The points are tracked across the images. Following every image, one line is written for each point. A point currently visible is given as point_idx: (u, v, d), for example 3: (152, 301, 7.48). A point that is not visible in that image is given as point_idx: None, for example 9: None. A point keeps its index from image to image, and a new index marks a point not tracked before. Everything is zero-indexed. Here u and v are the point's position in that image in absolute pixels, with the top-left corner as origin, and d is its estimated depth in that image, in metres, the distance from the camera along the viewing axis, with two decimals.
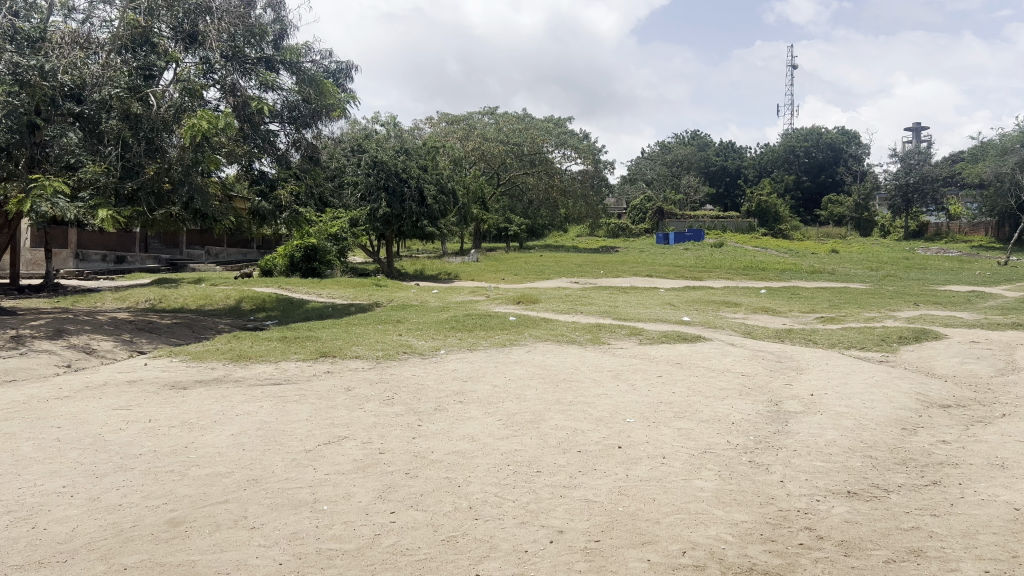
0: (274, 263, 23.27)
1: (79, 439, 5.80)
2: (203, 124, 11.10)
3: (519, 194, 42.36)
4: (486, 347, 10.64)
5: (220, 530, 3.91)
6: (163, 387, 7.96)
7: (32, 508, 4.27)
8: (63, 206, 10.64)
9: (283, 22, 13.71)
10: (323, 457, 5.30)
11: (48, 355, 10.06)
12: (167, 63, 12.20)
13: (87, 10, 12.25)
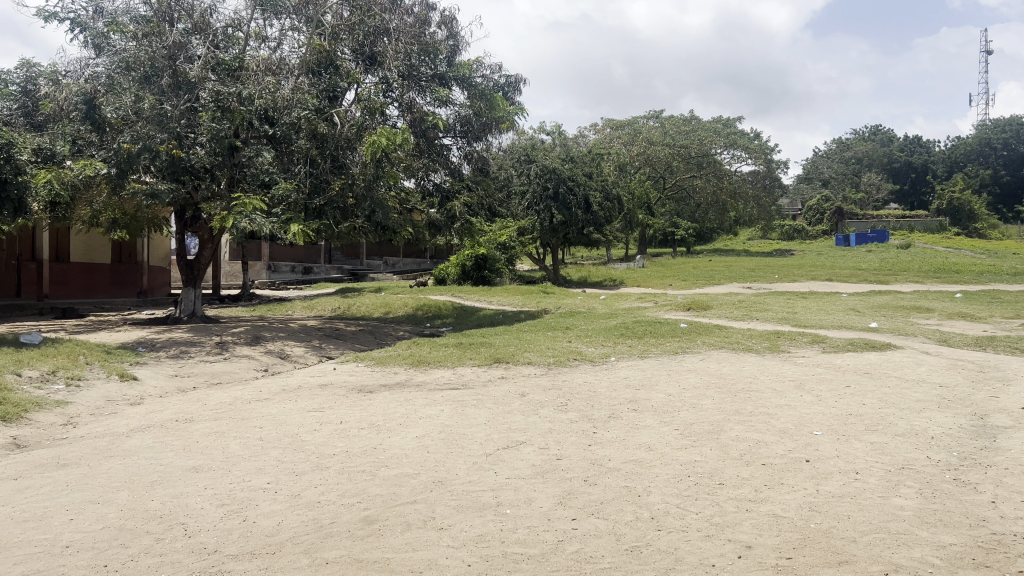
0: (447, 273, 24.18)
1: (279, 438, 6.23)
2: (383, 140, 11.70)
3: (686, 198, 41.63)
4: (658, 355, 10.51)
5: (411, 529, 4.07)
6: (351, 391, 8.41)
7: (243, 502, 4.62)
8: (259, 222, 11.44)
9: (456, 38, 14.23)
10: (503, 461, 5.41)
11: (248, 360, 10.89)
12: (349, 84, 13.00)
13: (278, 38, 13.17)
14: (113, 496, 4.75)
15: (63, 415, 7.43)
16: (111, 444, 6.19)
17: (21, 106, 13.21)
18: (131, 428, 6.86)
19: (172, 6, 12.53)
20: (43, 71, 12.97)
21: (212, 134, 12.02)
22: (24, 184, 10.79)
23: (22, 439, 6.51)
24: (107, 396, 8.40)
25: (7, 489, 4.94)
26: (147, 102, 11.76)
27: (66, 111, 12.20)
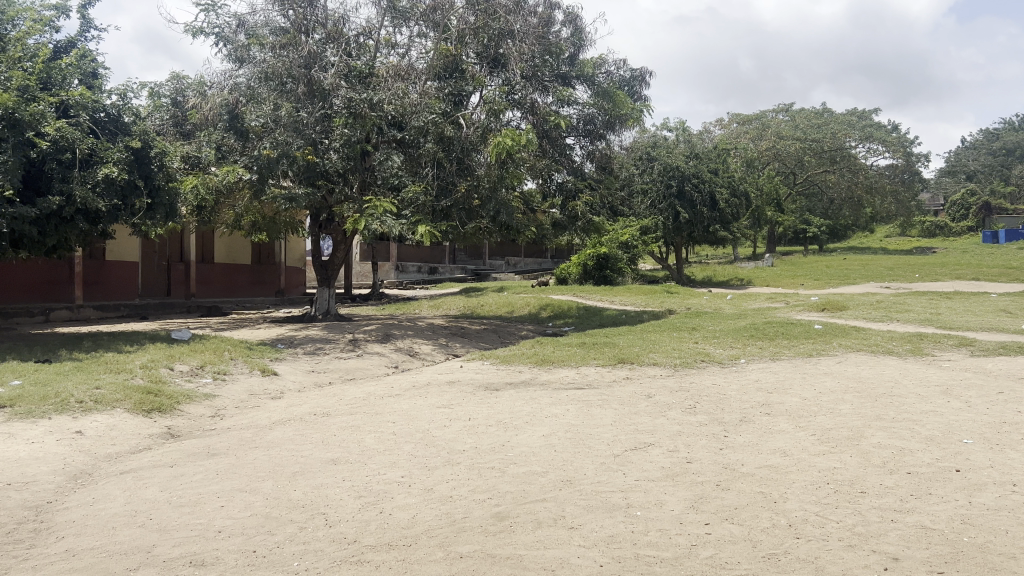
0: (569, 273, 24.00)
1: (411, 434, 6.40)
2: (507, 141, 11.81)
3: (818, 194, 40.14)
4: (790, 357, 10.18)
5: (542, 527, 4.10)
6: (478, 388, 8.54)
7: (378, 495, 4.77)
8: (390, 224, 11.84)
9: (580, 36, 14.22)
10: (632, 462, 5.37)
11: (379, 357, 11.24)
12: (474, 87, 13.19)
13: (407, 44, 13.54)
14: (258, 484, 5.00)
15: (211, 408, 7.89)
16: (255, 436, 6.53)
17: (171, 116, 14.06)
18: (273, 420, 7.22)
19: (307, 16, 12.91)
20: (191, 83, 13.75)
21: (344, 140, 12.51)
22: (175, 191, 11.52)
23: (176, 429, 6.96)
24: (250, 390, 8.86)
25: (164, 475, 5.29)
26: (284, 110, 12.31)
27: (211, 120, 12.91)
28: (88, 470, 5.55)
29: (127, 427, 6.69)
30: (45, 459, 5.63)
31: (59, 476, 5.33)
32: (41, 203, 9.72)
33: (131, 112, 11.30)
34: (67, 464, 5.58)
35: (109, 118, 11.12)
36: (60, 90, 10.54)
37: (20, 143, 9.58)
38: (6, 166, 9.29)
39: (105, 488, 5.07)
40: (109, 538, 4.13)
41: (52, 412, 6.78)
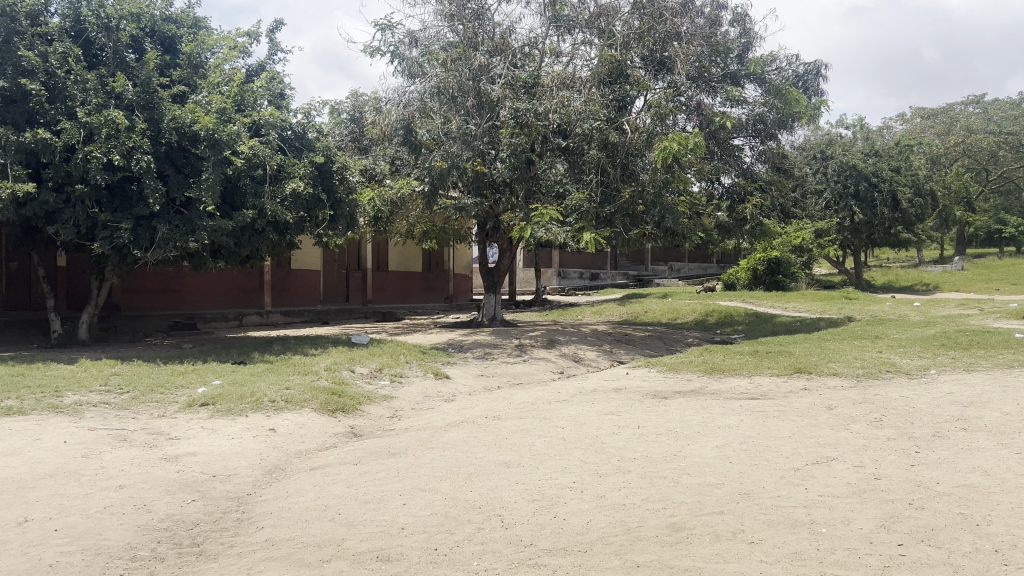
0: (738, 277, 23.36)
1: (581, 439, 6.42)
2: (674, 145, 11.64)
3: (1015, 191, 37.02)
4: (987, 368, 9.42)
5: (720, 540, 4.00)
6: (646, 396, 8.45)
7: (552, 499, 4.82)
8: (555, 232, 11.94)
9: (749, 34, 13.87)
10: (814, 477, 5.14)
11: (545, 363, 11.36)
12: (639, 92, 13.05)
13: (571, 52, 13.56)
14: (437, 484, 5.17)
15: (389, 409, 8.24)
16: (431, 437, 6.76)
17: (349, 132, 14.79)
18: (447, 422, 7.45)
19: (477, 30, 13.26)
20: (368, 100, 14.42)
21: (511, 149, 12.58)
22: (354, 202, 12.18)
23: (358, 428, 7.32)
24: (424, 392, 9.20)
25: (350, 472, 5.57)
26: (453, 122, 12.73)
27: (387, 136, 13.56)
28: (281, 465, 5.94)
29: (314, 426, 7.11)
30: (244, 454, 6.08)
31: (256, 470, 5.74)
32: (237, 217, 10.52)
33: (315, 129, 12.03)
34: (263, 459, 6.00)
35: (295, 136, 11.93)
36: (252, 111, 11.39)
37: (220, 161, 10.40)
38: (207, 182, 10.13)
39: (297, 483, 5.41)
40: (303, 530, 4.40)
41: (249, 410, 7.31)
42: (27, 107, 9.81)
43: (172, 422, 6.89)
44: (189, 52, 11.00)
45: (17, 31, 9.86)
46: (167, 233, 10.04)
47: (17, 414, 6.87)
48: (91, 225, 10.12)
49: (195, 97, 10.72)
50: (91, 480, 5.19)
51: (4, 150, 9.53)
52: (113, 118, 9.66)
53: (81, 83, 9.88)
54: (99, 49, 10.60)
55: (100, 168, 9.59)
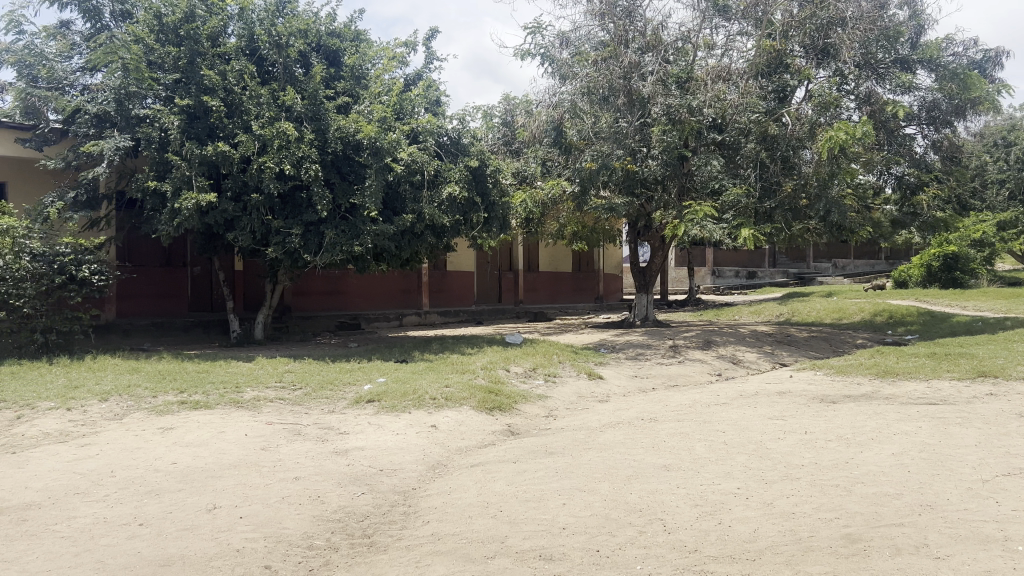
0: (909, 275, 21.83)
1: (744, 444, 6.22)
2: (840, 135, 11.12)
3: None
4: None
5: (901, 554, 3.76)
6: (812, 400, 8.08)
7: (716, 505, 4.69)
8: (710, 228, 11.66)
9: (919, 17, 13.04)
10: (1006, 490, 4.74)
11: (702, 364, 11.10)
12: (800, 81, 12.54)
13: (726, 44, 13.15)
14: (596, 485, 5.15)
15: (545, 408, 8.30)
16: (588, 437, 6.74)
17: (502, 136, 14.95)
18: (603, 423, 7.41)
19: (627, 28, 12.97)
20: (520, 103, 14.57)
21: (664, 146, 12.42)
22: (507, 204, 12.38)
23: (516, 427, 7.41)
24: (579, 393, 9.20)
25: (510, 470, 5.64)
26: (604, 122, 12.66)
27: (539, 138, 13.73)
28: (443, 461, 6.10)
29: (473, 424, 7.26)
30: (408, 449, 6.28)
31: (420, 465, 5.92)
32: (398, 221, 10.93)
33: (469, 134, 12.22)
34: (426, 455, 6.18)
35: (451, 142, 12.16)
36: (410, 119, 11.78)
37: (381, 168, 10.84)
38: (371, 189, 10.58)
39: (459, 479, 5.54)
40: (467, 526, 4.49)
41: (411, 407, 7.56)
42: (208, 123, 10.56)
43: (341, 417, 7.22)
44: (352, 65, 11.45)
45: (198, 52, 10.60)
46: (334, 238, 10.56)
47: (204, 408, 7.40)
48: (265, 231, 10.78)
49: (358, 107, 11.17)
50: (270, 471, 5.51)
51: (189, 163, 10.25)
52: (283, 130, 10.23)
53: (255, 98, 10.53)
54: (270, 65, 11.26)
55: (272, 177, 10.21)
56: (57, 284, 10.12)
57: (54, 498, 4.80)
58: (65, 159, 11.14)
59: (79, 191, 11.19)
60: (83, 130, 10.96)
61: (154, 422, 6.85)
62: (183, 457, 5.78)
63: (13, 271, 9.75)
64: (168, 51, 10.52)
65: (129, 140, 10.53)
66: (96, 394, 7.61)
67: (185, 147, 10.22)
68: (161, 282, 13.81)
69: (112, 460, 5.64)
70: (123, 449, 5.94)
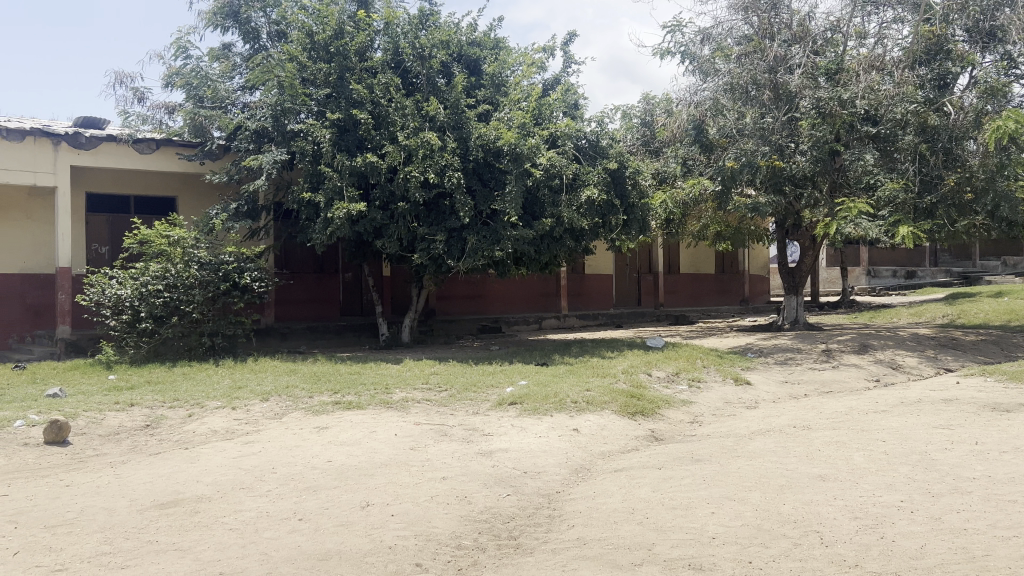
0: None
1: (906, 454, 5.86)
2: (1009, 124, 10.35)
3: None
4: None
5: None
6: (983, 408, 7.52)
7: (877, 518, 4.44)
8: (865, 226, 11.11)
9: None
10: None
11: (858, 369, 10.56)
12: (963, 67, 11.82)
13: (879, 33, 12.47)
14: (746, 494, 4.98)
15: (690, 414, 8.13)
16: (735, 445, 6.54)
17: (641, 136, 14.70)
18: (752, 430, 7.17)
19: (772, 20, 12.65)
20: (661, 102, 14.35)
21: (813, 141, 11.96)
22: (647, 206, 12.12)
23: (660, 433, 7.30)
24: (725, 398, 8.94)
25: (655, 476, 5.55)
26: (749, 118, 12.29)
27: (679, 136, 13.42)
28: (587, 465, 6.07)
29: (616, 428, 7.20)
30: (551, 452, 6.30)
31: (564, 469, 5.91)
32: (538, 225, 11.02)
33: (608, 136, 12.12)
34: (570, 458, 6.18)
35: (589, 145, 12.14)
36: (549, 124, 11.83)
37: (521, 174, 10.94)
38: (511, 195, 10.70)
39: (604, 483, 5.50)
40: (613, 531, 4.45)
41: (554, 410, 7.57)
42: (358, 135, 11.01)
43: (486, 419, 7.33)
44: (492, 73, 11.61)
45: (348, 67, 11.09)
46: (476, 243, 10.77)
47: (356, 408, 7.70)
48: (411, 238, 11.11)
49: (498, 114, 11.32)
50: (419, 470, 5.66)
51: (340, 174, 10.73)
52: (427, 139, 10.52)
53: (401, 109, 10.88)
54: (414, 76, 11.59)
55: (418, 186, 10.53)
56: (222, 291, 10.84)
57: (222, 492, 5.11)
58: (228, 173, 11.90)
59: (240, 203, 11.89)
60: (244, 145, 11.66)
61: (310, 421, 7.19)
62: (337, 455, 6.03)
63: (184, 278, 10.51)
64: (320, 68, 11.03)
65: (285, 155, 11.15)
66: (257, 394, 8.06)
67: (337, 159, 10.69)
68: (314, 288, 14.49)
69: (273, 457, 5.96)
70: (283, 447, 6.26)
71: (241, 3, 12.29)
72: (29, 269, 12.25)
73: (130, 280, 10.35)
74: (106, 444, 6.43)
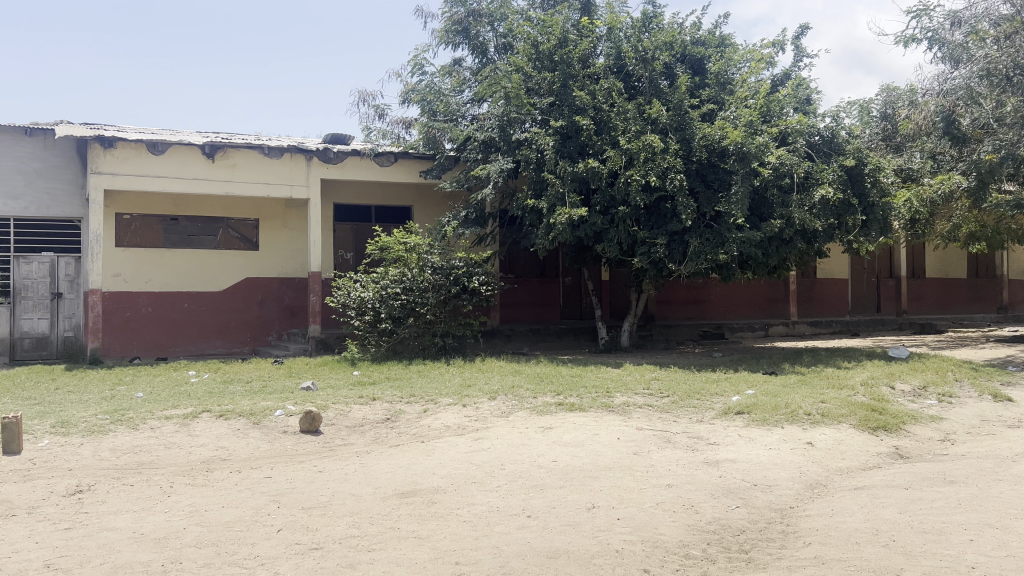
0: None
1: None
2: None
3: None
4: None
5: None
6: None
7: None
8: None
9: None
10: None
11: None
12: None
13: None
14: (1011, 523, 4.49)
15: (940, 431, 7.44)
16: (996, 467, 5.90)
17: (881, 131, 13.66)
18: (1016, 452, 6.43)
19: None
20: (903, 94, 13.26)
21: None
22: (889, 205, 11.28)
23: (905, 450, 6.75)
24: (982, 415, 8.11)
25: (902, 497, 5.13)
26: (1009, 105, 10.99)
27: (925, 129, 12.36)
28: (823, 481, 5.73)
29: (855, 443, 6.75)
30: (783, 466, 6.01)
31: (797, 483, 5.62)
32: (765, 227, 10.57)
33: (845, 131, 11.42)
34: (803, 473, 5.86)
35: (823, 140, 11.48)
36: (779, 121, 11.31)
37: (747, 173, 10.55)
38: (737, 195, 10.35)
39: (842, 501, 5.16)
40: (854, 553, 4.17)
41: (785, 422, 7.23)
42: (579, 141, 11.11)
43: (711, 428, 7.14)
44: (716, 71, 11.28)
45: (571, 74, 11.22)
46: (698, 247, 10.52)
47: (579, 411, 7.78)
48: (632, 242, 11.09)
49: (724, 113, 10.98)
50: (644, 476, 5.62)
51: (563, 180, 10.91)
52: (649, 142, 10.41)
53: (623, 113, 10.85)
54: (637, 80, 11.54)
55: (639, 189, 10.47)
56: (453, 294, 11.38)
57: (456, 485, 5.36)
58: (458, 181, 12.48)
59: (469, 211, 12.43)
60: (473, 155, 12.20)
61: (535, 421, 7.36)
62: (562, 455, 6.12)
63: (419, 282, 11.17)
64: (544, 77, 11.28)
65: (511, 163, 11.53)
66: (485, 393, 8.37)
67: (559, 165, 10.88)
68: (538, 292, 14.85)
69: (502, 454, 6.15)
70: (510, 445, 6.45)
71: (471, 19, 12.87)
72: (287, 274, 13.56)
73: (371, 283, 11.16)
74: (352, 434, 6.95)
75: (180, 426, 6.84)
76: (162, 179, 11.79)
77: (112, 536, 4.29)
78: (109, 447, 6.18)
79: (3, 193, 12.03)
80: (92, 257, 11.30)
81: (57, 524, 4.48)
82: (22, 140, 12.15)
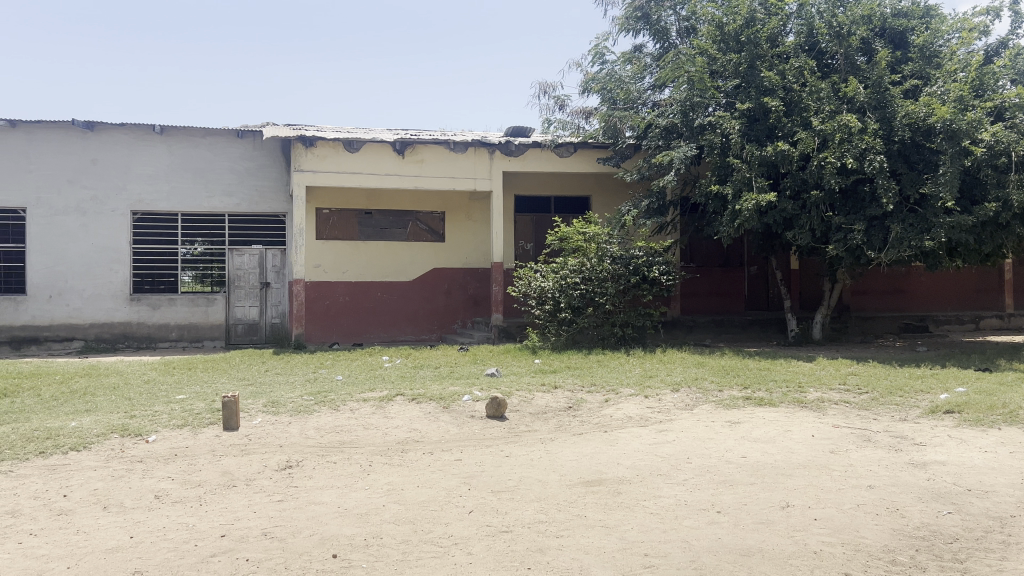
0: None
1: None
2: None
3: None
4: None
5: None
6: None
7: None
8: None
9: None
10: None
11: None
12: None
13: None
14: None
15: None
16: None
17: None
18: None
19: None
20: None
21: None
22: None
23: None
24: None
25: None
26: None
27: None
28: None
29: None
30: (1002, 470, 5.50)
31: (1019, 490, 5.13)
32: (978, 211, 9.70)
33: None
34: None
35: None
36: (993, 94, 10.33)
37: (958, 153, 9.73)
38: (945, 177, 9.56)
39: None
40: None
41: (1002, 423, 6.62)
42: (768, 123, 10.66)
43: (917, 427, 6.66)
44: (921, 44, 10.45)
45: (759, 54, 10.77)
46: (901, 233, 9.81)
47: (768, 405, 7.50)
48: (825, 228, 10.52)
49: (930, 89, 10.17)
50: (842, 475, 5.32)
51: (750, 164, 10.49)
52: (845, 123, 9.83)
53: (816, 93, 10.31)
54: (830, 57, 10.94)
55: (834, 172, 9.90)
56: (633, 283, 11.26)
57: (641, 476, 5.30)
58: (640, 170, 12.33)
59: (650, 200, 12.25)
60: (654, 143, 11.99)
61: (722, 414, 7.16)
62: (752, 451, 5.92)
63: (598, 272, 11.14)
64: (730, 59, 10.90)
65: (695, 149, 11.23)
66: (668, 385, 8.23)
67: (746, 150, 10.48)
68: (721, 282, 14.43)
69: (688, 448, 6.02)
70: (697, 438, 6.30)
71: (652, 4, 12.63)
72: (471, 265, 13.95)
73: (552, 273, 11.30)
74: (536, 421, 7.04)
75: (376, 409, 7.21)
76: (357, 175, 12.44)
77: (320, 509, 4.58)
78: (314, 426, 6.61)
79: (220, 191, 13.15)
80: (296, 249, 12.11)
81: (272, 495, 4.85)
82: (235, 142, 13.21)
